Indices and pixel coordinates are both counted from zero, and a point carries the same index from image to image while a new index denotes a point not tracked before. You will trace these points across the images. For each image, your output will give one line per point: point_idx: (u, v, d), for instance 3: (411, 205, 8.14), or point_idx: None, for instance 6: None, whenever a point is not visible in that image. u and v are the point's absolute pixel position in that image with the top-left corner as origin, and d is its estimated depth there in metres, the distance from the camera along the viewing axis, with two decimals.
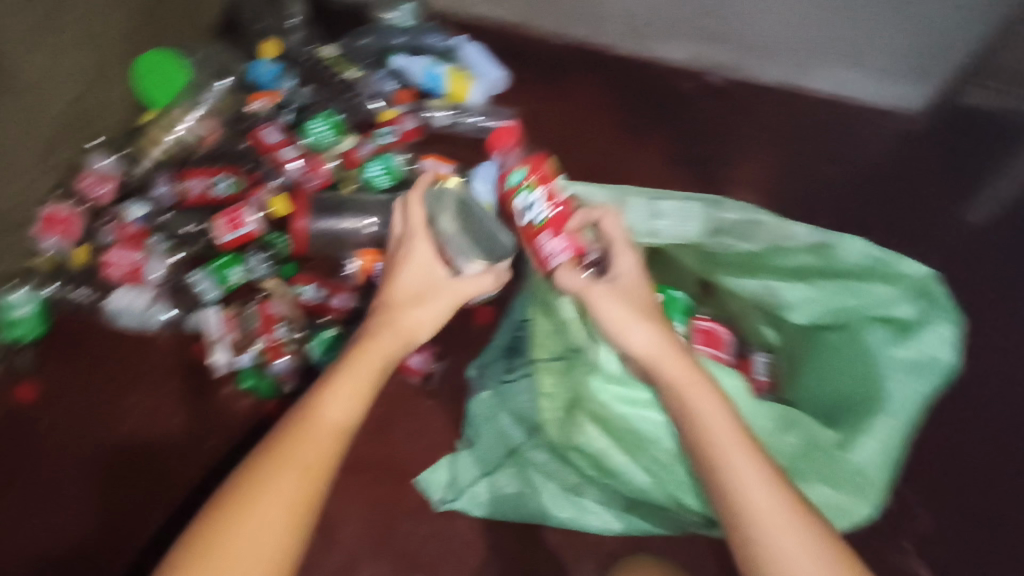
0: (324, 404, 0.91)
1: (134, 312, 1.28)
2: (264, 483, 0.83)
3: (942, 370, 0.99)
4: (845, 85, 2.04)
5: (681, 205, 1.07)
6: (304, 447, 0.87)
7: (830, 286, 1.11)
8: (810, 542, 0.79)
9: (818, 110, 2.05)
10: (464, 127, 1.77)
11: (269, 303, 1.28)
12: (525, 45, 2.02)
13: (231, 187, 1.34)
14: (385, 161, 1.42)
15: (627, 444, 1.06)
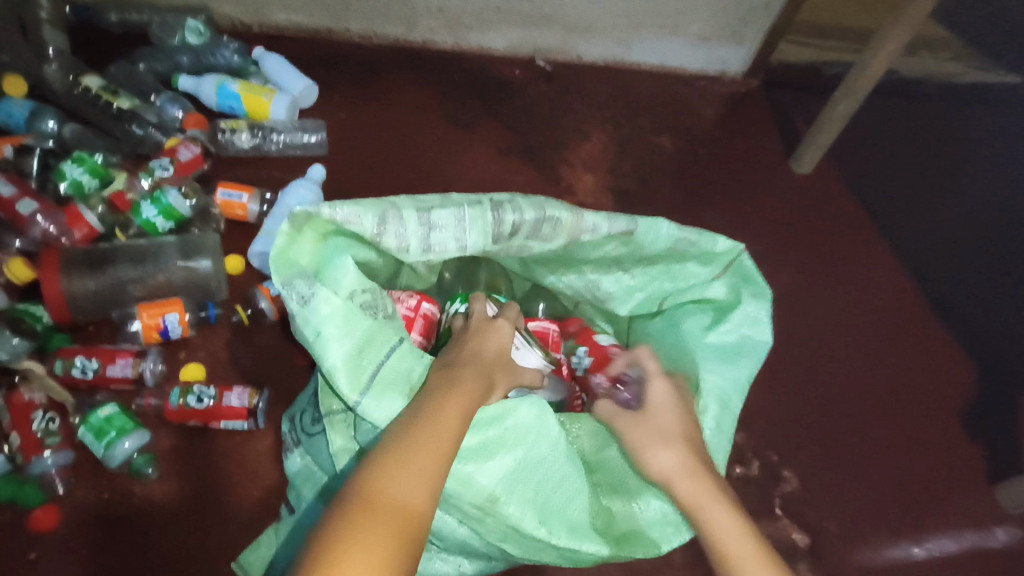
0: (398, 460, 0.69)
1: None
2: (340, 573, 0.60)
3: (753, 353, 1.02)
4: (654, 71, 2.07)
5: (456, 213, 0.99)
6: (379, 521, 0.64)
7: (651, 272, 1.13)
8: (739, 532, 0.81)
9: (642, 87, 2.04)
10: (267, 151, 1.57)
11: (22, 391, 1.05)
12: (337, 56, 1.87)
13: None
14: (159, 202, 1.23)
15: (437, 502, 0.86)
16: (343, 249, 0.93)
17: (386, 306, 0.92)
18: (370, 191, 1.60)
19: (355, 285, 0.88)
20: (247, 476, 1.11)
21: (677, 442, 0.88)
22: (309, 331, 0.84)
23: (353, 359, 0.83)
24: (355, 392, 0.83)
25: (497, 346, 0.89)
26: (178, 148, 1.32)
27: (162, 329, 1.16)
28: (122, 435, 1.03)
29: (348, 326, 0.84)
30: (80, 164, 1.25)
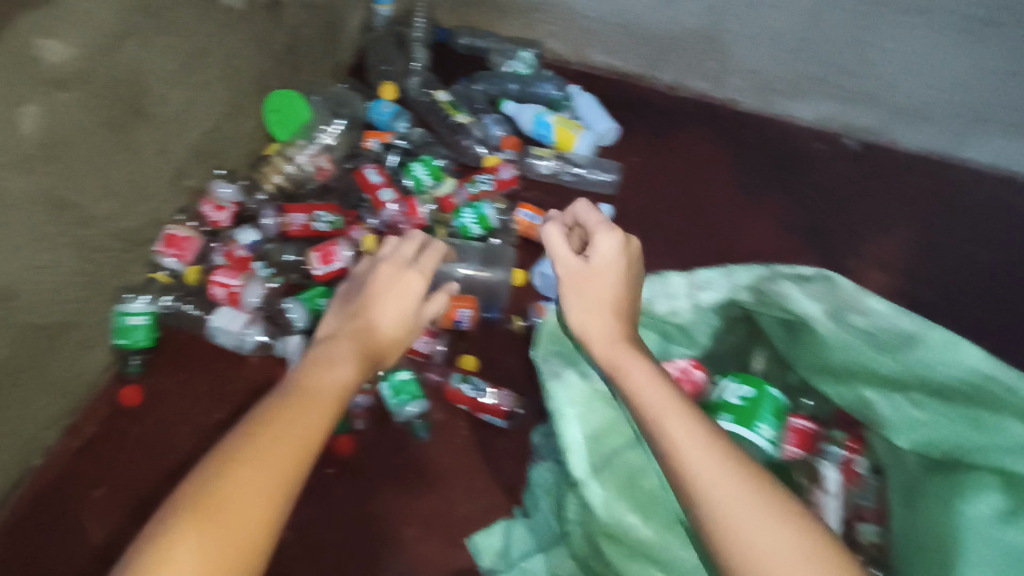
0: (301, 403, 0.79)
1: (227, 332, 1.28)
2: (241, 494, 0.67)
3: None
4: (983, 170, 1.84)
5: (701, 274, 1.03)
6: (276, 443, 0.72)
7: (949, 416, 0.92)
8: (664, 394, 0.77)
9: (960, 185, 1.83)
10: (562, 179, 1.72)
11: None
12: (640, 102, 1.97)
13: (330, 225, 1.35)
14: (477, 210, 1.42)
15: None
16: (600, 340, 1.05)
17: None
18: (646, 236, 1.66)
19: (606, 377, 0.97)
20: (495, 467, 1.23)
21: (608, 312, 0.90)
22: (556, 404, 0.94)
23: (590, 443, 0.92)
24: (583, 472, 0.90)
25: (390, 321, 0.97)
26: (500, 168, 1.52)
27: (455, 319, 1.32)
28: (408, 403, 1.22)
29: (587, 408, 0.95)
30: (427, 167, 1.48)
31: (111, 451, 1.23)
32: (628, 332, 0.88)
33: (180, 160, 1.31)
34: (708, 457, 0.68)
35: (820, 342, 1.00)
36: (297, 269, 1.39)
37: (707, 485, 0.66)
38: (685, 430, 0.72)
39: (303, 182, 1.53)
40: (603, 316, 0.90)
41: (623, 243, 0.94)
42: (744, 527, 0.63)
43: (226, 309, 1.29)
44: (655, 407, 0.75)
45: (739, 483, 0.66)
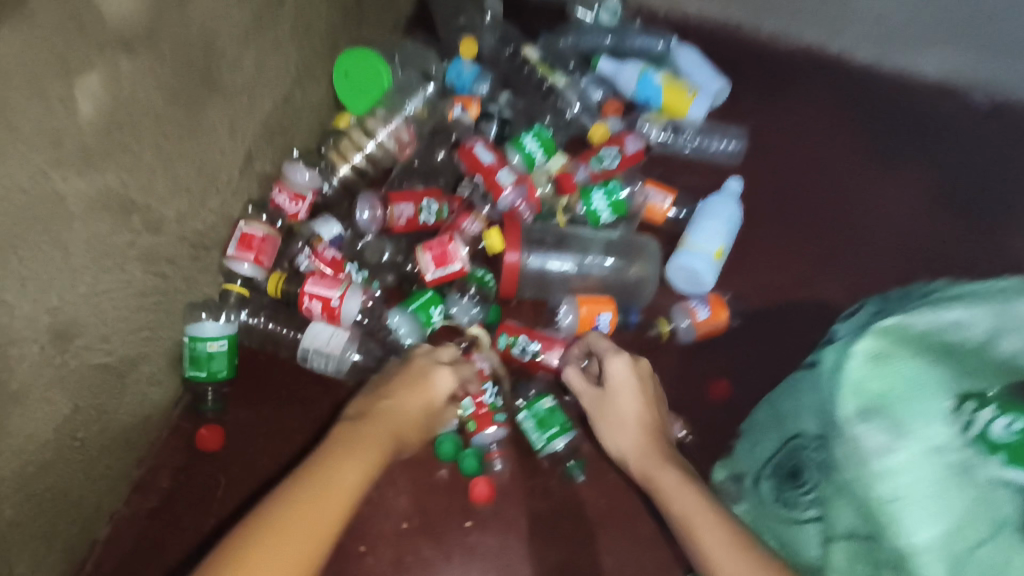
0: (314, 472, 0.68)
1: (326, 356, 1.03)
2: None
3: None
4: None
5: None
6: (292, 527, 0.62)
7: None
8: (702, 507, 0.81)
9: None
10: (674, 149, 1.48)
11: (474, 358, 1.04)
12: (743, 53, 1.70)
13: (437, 216, 1.14)
14: (612, 193, 1.20)
15: None
16: (914, 382, 0.75)
17: (989, 467, 0.69)
18: (780, 216, 1.42)
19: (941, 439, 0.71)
20: (657, 510, 1.05)
21: (637, 425, 0.90)
22: (881, 466, 0.73)
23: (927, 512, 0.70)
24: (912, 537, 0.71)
25: (418, 409, 0.83)
26: (625, 139, 1.27)
27: (592, 326, 1.11)
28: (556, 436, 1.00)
29: (933, 487, 0.70)
30: (537, 137, 1.23)
31: (197, 513, 0.99)
32: (658, 438, 0.90)
33: (250, 142, 1.05)
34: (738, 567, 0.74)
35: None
36: (396, 269, 1.16)
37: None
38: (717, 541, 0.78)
39: (384, 164, 1.28)
40: (647, 461, 0.88)
41: (632, 365, 0.93)
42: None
43: (321, 325, 1.04)
44: (682, 517, 0.81)
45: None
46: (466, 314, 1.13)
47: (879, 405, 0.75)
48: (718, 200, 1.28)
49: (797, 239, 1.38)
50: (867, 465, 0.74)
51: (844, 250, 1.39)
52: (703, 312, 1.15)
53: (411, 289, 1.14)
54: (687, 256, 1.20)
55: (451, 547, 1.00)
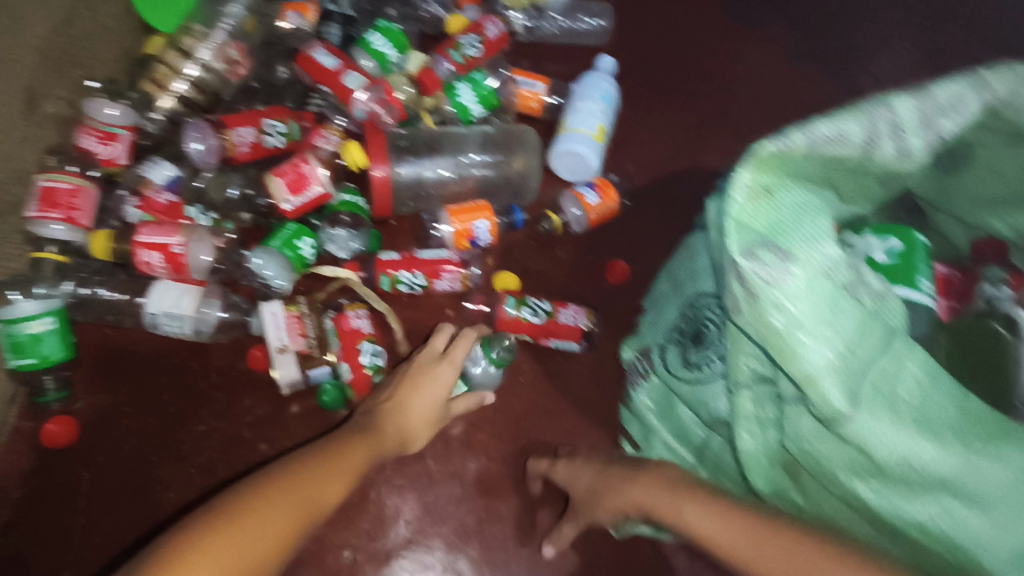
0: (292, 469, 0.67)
1: (179, 319, 0.90)
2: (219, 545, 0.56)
3: None
4: None
5: (954, 81, 0.59)
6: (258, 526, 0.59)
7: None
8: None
9: None
10: (543, 32, 1.35)
11: (349, 317, 0.93)
12: None
13: (286, 138, 1.00)
14: (477, 84, 1.10)
15: (888, 535, 0.63)
16: (802, 208, 0.61)
17: (872, 281, 0.60)
18: (654, 89, 1.36)
19: (830, 255, 0.57)
20: (576, 402, 1.00)
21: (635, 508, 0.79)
22: (782, 320, 0.56)
23: (843, 362, 0.56)
24: (845, 404, 0.55)
25: (416, 422, 0.84)
26: (485, 23, 1.16)
27: (472, 237, 1.04)
28: (493, 344, 0.93)
29: (823, 310, 0.56)
30: (386, 35, 1.11)
31: (63, 518, 0.86)
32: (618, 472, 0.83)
33: (22, 74, 0.86)
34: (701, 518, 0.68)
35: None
36: (250, 207, 1.01)
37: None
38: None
39: (216, 90, 1.10)
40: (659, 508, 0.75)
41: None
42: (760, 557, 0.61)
43: (170, 284, 0.91)
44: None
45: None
46: (345, 249, 1.01)
47: (764, 236, 0.58)
48: (592, 78, 1.21)
49: (671, 110, 1.33)
50: (749, 309, 0.58)
51: (719, 115, 1.35)
52: (592, 196, 1.09)
53: (270, 223, 1.01)
54: (566, 140, 1.13)
55: (367, 487, 0.92)
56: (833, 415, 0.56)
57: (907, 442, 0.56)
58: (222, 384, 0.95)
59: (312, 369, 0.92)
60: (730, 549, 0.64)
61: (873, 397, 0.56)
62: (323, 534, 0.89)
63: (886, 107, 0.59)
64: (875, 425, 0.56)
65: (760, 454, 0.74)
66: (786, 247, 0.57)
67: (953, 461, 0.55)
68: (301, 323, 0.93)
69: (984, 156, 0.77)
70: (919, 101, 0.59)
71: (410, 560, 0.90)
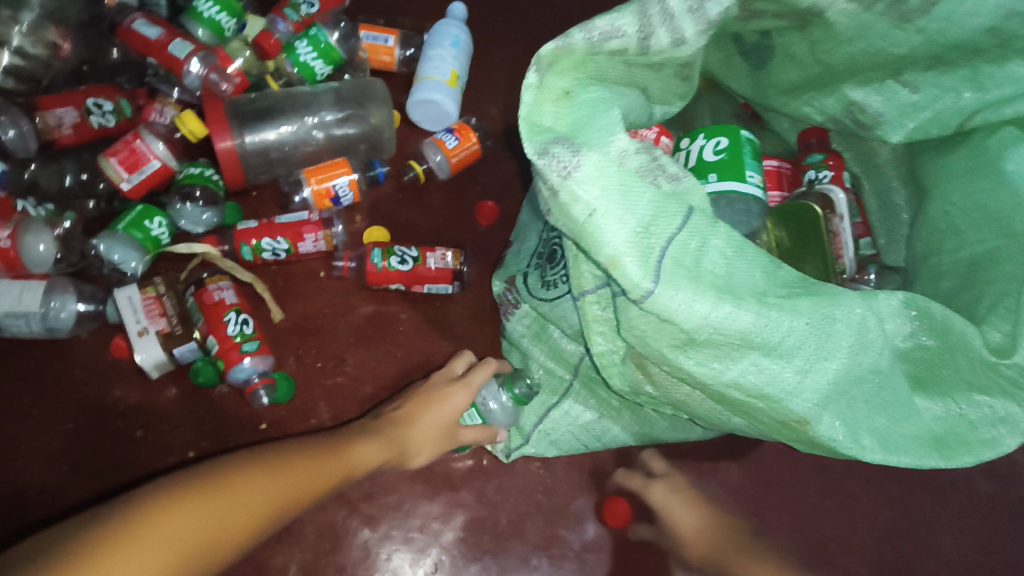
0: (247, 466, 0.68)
1: (22, 317, 0.86)
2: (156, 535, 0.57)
3: None
4: None
5: None
6: (193, 521, 0.59)
7: (946, 83, 0.78)
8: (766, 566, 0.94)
9: None
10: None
11: (212, 290, 0.91)
12: None
13: (117, 116, 0.96)
14: (315, 40, 1.08)
15: (720, 401, 0.69)
16: (595, 105, 0.64)
17: (667, 165, 0.63)
18: None
19: (621, 143, 0.61)
20: (458, 341, 1.02)
21: (697, 534, 0.97)
22: (580, 209, 0.60)
23: (640, 240, 0.60)
24: (645, 280, 0.60)
25: (416, 444, 0.84)
26: None
27: (333, 196, 1.03)
28: (516, 381, 0.92)
29: (619, 194, 0.59)
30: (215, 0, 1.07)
31: None
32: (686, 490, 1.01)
33: None
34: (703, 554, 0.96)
35: (831, 32, 0.77)
36: (91, 193, 0.96)
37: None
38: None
39: (36, 76, 1.04)
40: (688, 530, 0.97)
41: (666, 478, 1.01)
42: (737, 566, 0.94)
43: (6, 281, 0.86)
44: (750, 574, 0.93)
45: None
46: (199, 223, 0.99)
47: (558, 134, 0.61)
48: (440, 25, 1.20)
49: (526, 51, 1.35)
50: (555, 204, 0.62)
51: None
52: (450, 140, 1.09)
53: (114, 207, 0.97)
54: (419, 88, 1.13)
55: None
56: (638, 292, 0.60)
57: (707, 308, 0.60)
58: (87, 378, 0.92)
59: (178, 347, 0.89)
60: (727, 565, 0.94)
61: (675, 271, 0.60)
62: None
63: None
64: (678, 295, 0.60)
65: (612, 353, 0.76)
66: (577, 139, 0.61)
67: (746, 317, 0.60)
68: (160, 303, 0.90)
69: (784, 44, 0.82)
70: None
71: (309, 519, 0.91)
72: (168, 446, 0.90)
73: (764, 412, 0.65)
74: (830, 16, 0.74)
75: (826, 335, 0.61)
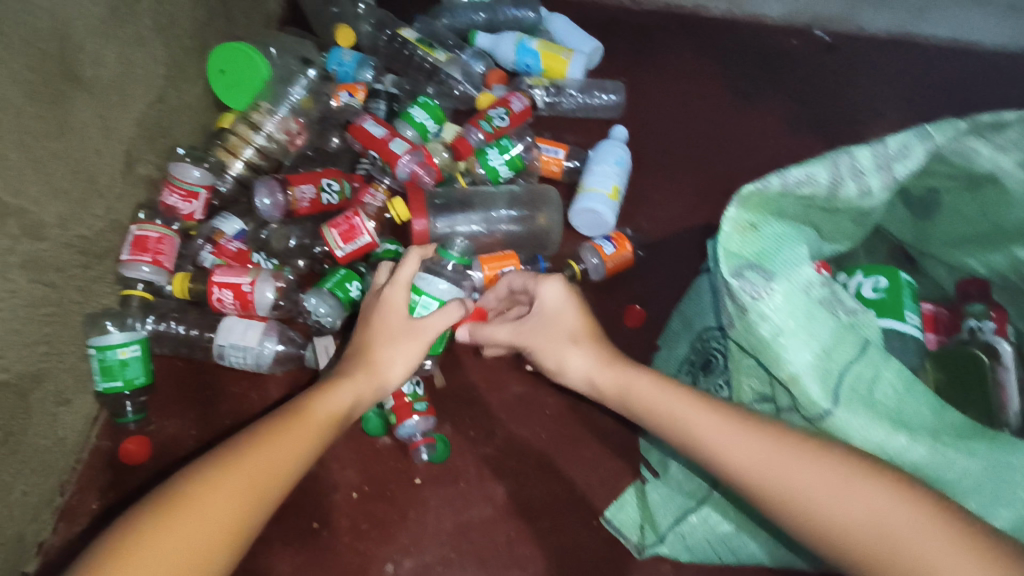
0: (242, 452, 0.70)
1: (243, 350, 1.02)
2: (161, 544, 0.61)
3: None
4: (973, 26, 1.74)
5: (900, 134, 0.72)
6: (196, 515, 0.64)
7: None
8: (677, 400, 0.74)
9: (947, 55, 1.76)
10: (563, 108, 1.53)
11: None
12: (609, 16, 1.77)
13: (339, 195, 1.15)
14: (506, 151, 1.25)
15: None
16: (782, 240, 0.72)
17: (846, 299, 0.69)
18: (662, 157, 1.51)
19: (810, 276, 0.68)
20: (598, 432, 1.08)
21: (583, 337, 0.84)
22: (768, 330, 0.66)
23: (821, 364, 0.66)
24: (825, 401, 0.65)
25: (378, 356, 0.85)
26: (509, 99, 1.33)
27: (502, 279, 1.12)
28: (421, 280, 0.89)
29: (805, 323, 0.66)
30: (425, 109, 1.28)
31: None
32: (611, 355, 0.82)
33: (128, 141, 1.03)
34: (705, 423, 0.70)
35: (1004, 197, 0.81)
36: (307, 255, 1.15)
37: (773, 483, 0.63)
38: (718, 429, 0.69)
39: (278, 157, 1.27)
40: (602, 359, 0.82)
41: (565, 286, 0.88)
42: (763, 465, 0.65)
43: (237, 319, 1.03)
44: (674, 417, 0.73)
45: (791, 456, 0.64)
46: None
47: (750, 261, 0.69)
48: (606, 146, 1.35)
49: (678, 175, 1.48)
50: (740, 322, 0.68)
51: (721, 180, 1.49)
52: (609, 247, 1.21)
53: (323, 269, 1.15)
54: (582, 198, 1.27)
55: (409, 505, 1.00)
56: (817, 412, 0.66)
57: (883, 435, 0.65)
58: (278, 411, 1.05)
59: None
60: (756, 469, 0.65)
61: (853, 400, 0.65)
62: (367, 549, 0.97)
63: (847, 156, 0.71)
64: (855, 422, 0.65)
65: None
66: (768, 268, 0.68)
67: (921, 452, 0.64)
68: None
69: (951, 202, 0.88)
70: (873, 152, 0.72)
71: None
72: (335, 484, 1.00)
73: None
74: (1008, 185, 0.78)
75: (1004, 481, 0.64)
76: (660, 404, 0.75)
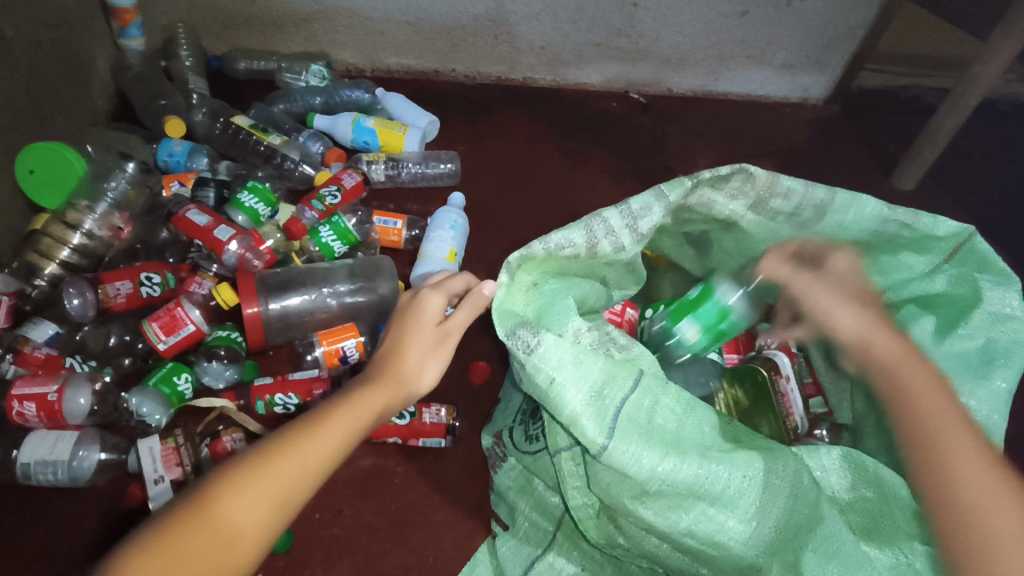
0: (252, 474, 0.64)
1: (51, 465, 0.94)
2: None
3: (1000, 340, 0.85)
4: (760, 83, 2.00)
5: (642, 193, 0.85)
6: (182, 560, 0.58)
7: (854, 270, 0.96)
8: (932, 398, 0.75)
9: (741, 109, 2.01)
10: (403, 180, 1.59)
11: (225, 442, 1.02)
12: (446, 92, 1.88)
13: (161, 287, 1.12)
14: (335, 224, 1.26)
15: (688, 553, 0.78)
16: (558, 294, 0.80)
17: (618, 337, 0.78)
18: (502, 218, 1.60)
19: (579, 323, 0.76)
20: (447, 494, 1.09)
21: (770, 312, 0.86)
22: (544, 378, 0.73)
23: (594, 400, 0.72)
24: (601, 436, 0.71)
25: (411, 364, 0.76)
26: (341, 176, 1.37)
27: (341, 356, 1.12)
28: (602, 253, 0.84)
29: (577, 367, 0.73)
30: (254, 193, 1.27)
31: None
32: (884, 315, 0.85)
33: None
34: (964, 445, 0.71)
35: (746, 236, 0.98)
36: (130, 351, 1.12)
37: (993, 524, 0.66)
38: (957, 439, 0.72)
39: (99, 254, 1.24)
40: (827, 294, 0.88)
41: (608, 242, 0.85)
42: (989, 504, 0.67)
43: (44, 432, 0.96)
44: (930, 434, 0.73)
45: (1001, 492, 0.68)
46: (220, 378, 1.11)
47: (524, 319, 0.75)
48: (441, 213, 1.41)
49: (516, 235, 1.56)
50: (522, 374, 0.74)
51: None
52: None
53: (149, 364, 1.12)
54: (419, 265, 1.32)
55: None
56: (596, 447, 0.71)
57: (656, 459, 0.71)
58: (101, 523, 0.99)
59: None
60: (966, 494, 0.68)
61: (629, 429, 0.71)
62: None
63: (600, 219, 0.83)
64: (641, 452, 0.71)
65: (587, 507, 0.86)
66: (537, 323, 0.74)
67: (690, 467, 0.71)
68: (177, 453, 0.98)
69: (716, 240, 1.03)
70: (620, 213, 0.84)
71: None
72: None
73: (720, 560, 0.76)
74: (744, 224, 0.96)
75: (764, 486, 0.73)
76: (917, 398, 0.76)
